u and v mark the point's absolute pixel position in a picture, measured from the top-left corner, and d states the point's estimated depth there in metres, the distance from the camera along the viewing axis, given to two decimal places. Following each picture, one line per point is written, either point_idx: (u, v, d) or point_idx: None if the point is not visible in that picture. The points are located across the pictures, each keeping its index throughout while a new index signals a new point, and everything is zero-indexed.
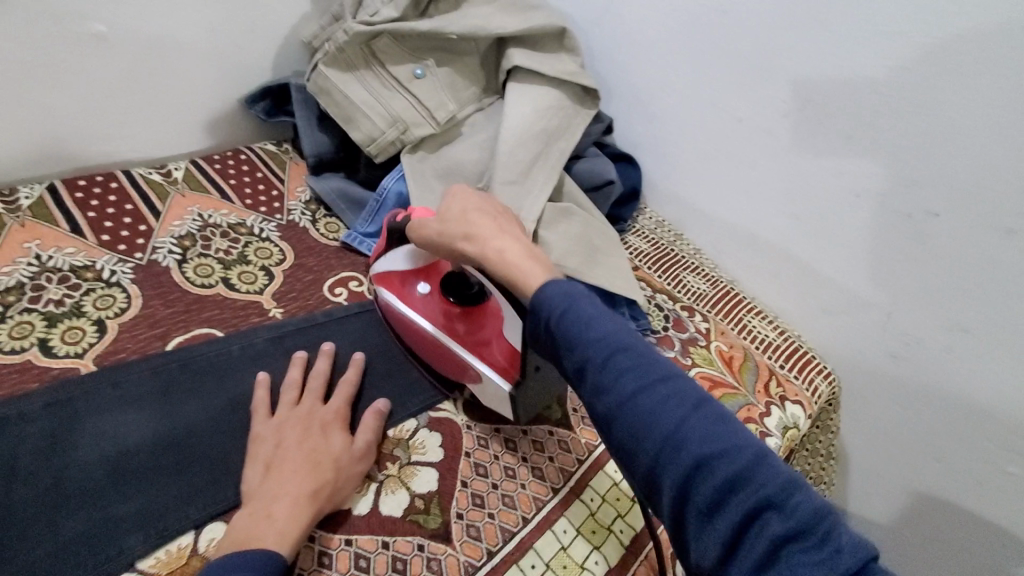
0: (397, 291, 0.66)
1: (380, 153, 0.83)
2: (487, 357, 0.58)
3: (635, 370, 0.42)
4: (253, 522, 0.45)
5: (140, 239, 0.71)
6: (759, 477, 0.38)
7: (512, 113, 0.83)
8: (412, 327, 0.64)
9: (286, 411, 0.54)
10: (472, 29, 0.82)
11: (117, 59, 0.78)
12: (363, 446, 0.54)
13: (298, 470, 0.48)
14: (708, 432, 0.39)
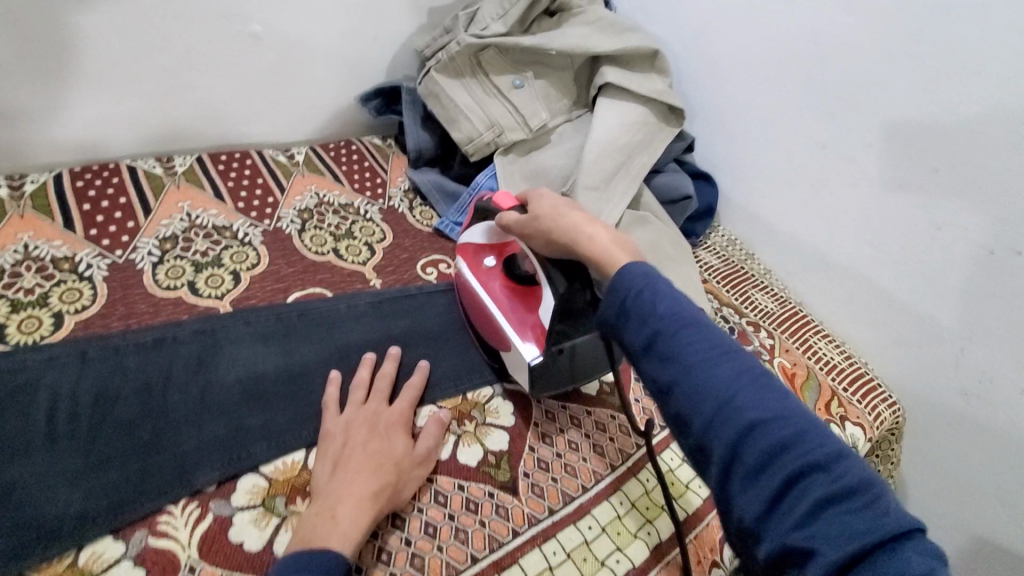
0: (469, 262, 0.71)
1: (475, 152, 0.91)
2: (527, 328, 0.63)
3: (700, 353, 0.42)
4: (322, 522, 0.47)
5: (269, 208, 0.82)
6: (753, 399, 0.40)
7: (601, 126, 0.89)
8: (475, 303, 0.69)
9: (356, 410, 0.57)
10: (572, 46, 0.89)
11: (264, 55, 0.90)
12: (426, 451, 0.56)
13: (362, 470, 0.51)
14: (727, 366, 0.41)
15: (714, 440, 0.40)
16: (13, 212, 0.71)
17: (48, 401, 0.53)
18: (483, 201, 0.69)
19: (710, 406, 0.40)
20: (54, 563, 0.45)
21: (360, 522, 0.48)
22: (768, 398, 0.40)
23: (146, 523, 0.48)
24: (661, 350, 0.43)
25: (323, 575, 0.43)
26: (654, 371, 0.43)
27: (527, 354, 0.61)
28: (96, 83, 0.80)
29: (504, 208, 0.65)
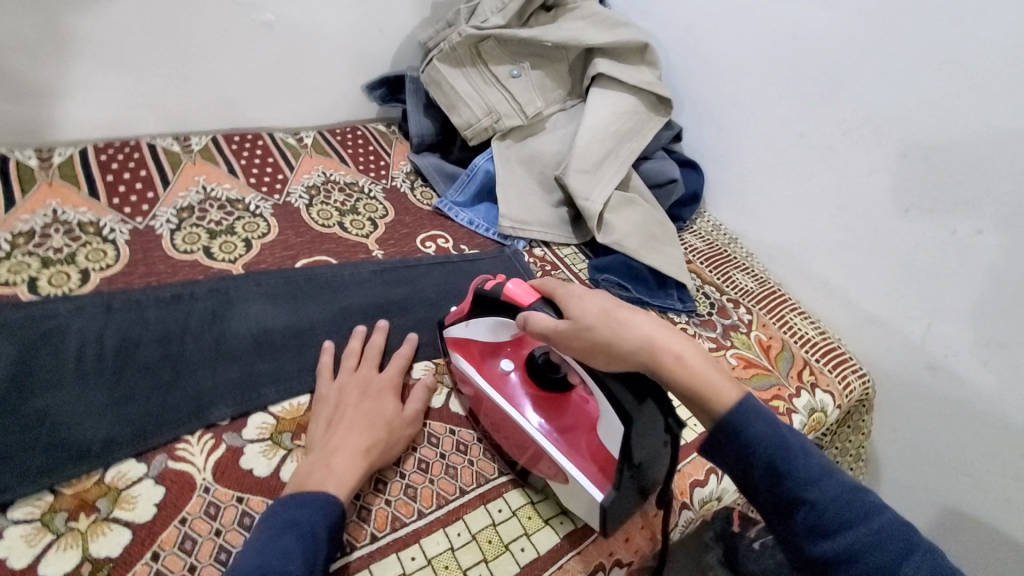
0: (478, 367, 0.62)
1: (474, 137, 0.96)
2: (573, 451, 0.54)
3: (809, 461, 0.44)
4: (317, 470, 0.51)
5: (278, 185, 0.88)
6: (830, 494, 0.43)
7: (593, 113, 0.94)
8: (498, 415, 0.59)
9: (348, 376, 0.60)
10: (566, 38, 0.95)
11: (277, 42, 0.96)
12: (414, 413, 0.59)
13: (355, 428, 0.54)
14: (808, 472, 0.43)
15: (831, 549, 0.42)
16: (41, 180, 0.76)
17: (75, 343, 0.58)
18: (486, 290, 0.60)
19: (829, 523, 0.42)
20: (84, 479, 0.50)
21: (354, 472, 0.51)
22: (848, 494, 0.43)
23: (166, 449, 0.53)
24: (772, 464, 0.44)
25: (318, 515, 0.47)
26: (778, 482, 0.43)
27: (582, 482, 0.52)
28: (119, 65, 0.85)
29: (524, 305, 0.56)
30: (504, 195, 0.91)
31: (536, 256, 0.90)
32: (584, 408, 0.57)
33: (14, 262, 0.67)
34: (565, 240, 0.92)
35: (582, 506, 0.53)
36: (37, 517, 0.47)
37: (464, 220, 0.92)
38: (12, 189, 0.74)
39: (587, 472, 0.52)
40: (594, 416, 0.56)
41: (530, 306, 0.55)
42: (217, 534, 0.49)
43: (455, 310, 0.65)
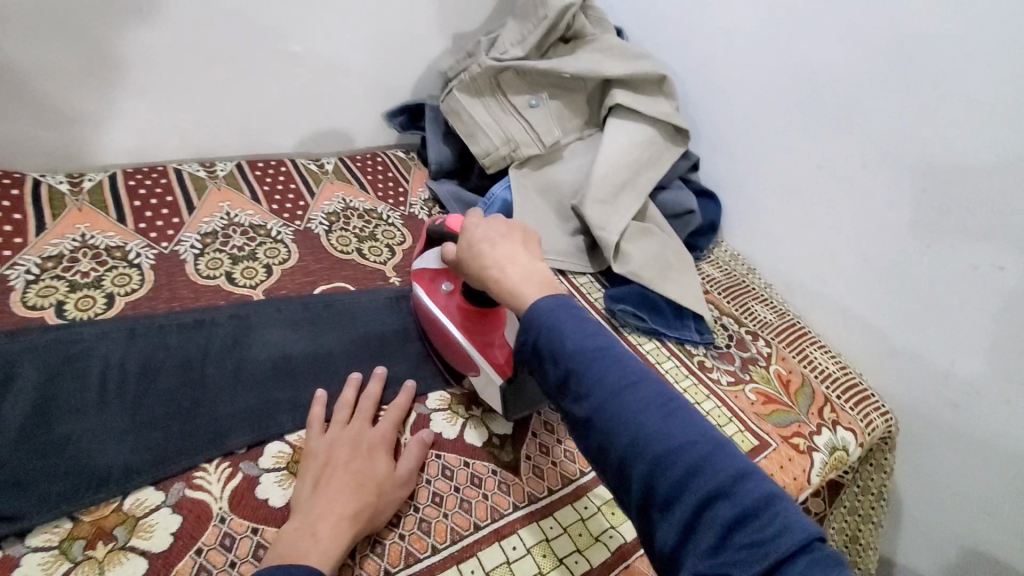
0: (424, 288, 0.71)
1: (492, 165, 0.97)
2: (487, 350, 0.64)
3: (654, 409, 0.45)
4: (300, 538, 0.48)
5: (299, 211, 0.89)
6: (683, 443, 0.43)
7: (610, 143, 0.95)
8: (436, 326, 0.69)
9: (337, 431, 0.58)
10: (584, 70, 0.96)
11: (302, 73, 0.99)
12: (407, 472, 0.57)
13: (342, 491, 0.52)
14: (663, 420, 0.44)
15: (680, 503, 0.41)
16: (72, 205, 0.79)
17: (98, 368, 0.59)
18: (435, 224, 0.70)
19: (678, 473, 0.42)
20: (102, 506, 0.51)
21: (340, 539, 0.49)
22: (702, 442, 0.43)
23: (183, 477, 0.54)
24: (621, 412, 0.44)
25: None
26: (613, 431, 0.44)
27: (490, 372, 0.62)
28: (151, 93, 0.88)
29: (454, 230, 0.66)
30: (521, 223, 0.91)
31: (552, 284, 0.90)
32: (507, 322, 0.66)
33: (42, 285, 0.68)
34: (581, 270, 0.92)
35: (493, 396, 0.64)
36: (56, 545, 0.48)
37: None
38: (45, 214, 0.76)
39: (495, 364, 0.62)
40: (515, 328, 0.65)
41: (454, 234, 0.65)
42: (231, 566, 0.49)
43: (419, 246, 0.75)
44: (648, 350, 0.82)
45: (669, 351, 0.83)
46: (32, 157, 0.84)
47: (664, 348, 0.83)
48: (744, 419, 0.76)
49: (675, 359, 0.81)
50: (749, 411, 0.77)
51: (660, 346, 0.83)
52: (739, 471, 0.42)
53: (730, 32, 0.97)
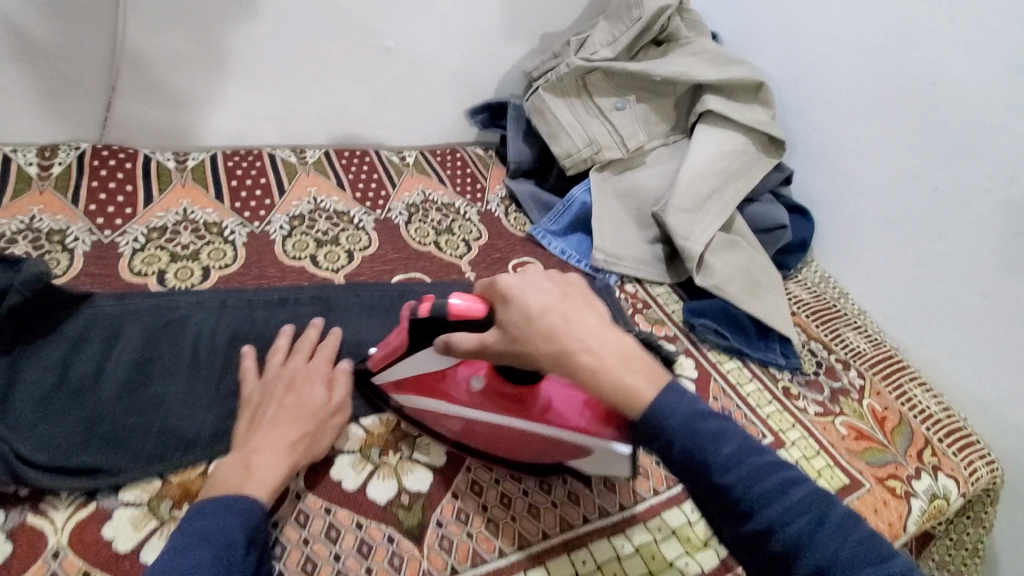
0: (443, 394, 0.56)
1: (573, 167, 0.95)
2: (574, 421, 0.52)
3: (766, 477, 0.41)
4: (235, 472, 0.49)
5: (381, 201, 0.91)
6: (766, 479, 0.41)
7: (699, 150, 0.91)
8: (488, 429, 0.55)
9: (274, 372, 0.57)
10: (676, 73, 0.93)
11: (393, 66, 1.01)
12: (341, 401, 0.56)
13: (277, 423, 0.51)
14: (743, 455, 0.42)
15: (776, 534, 0.40)
16: (177, 181, 0.83)
17: (193, 335, 0.62)
18: (422, 319, 0.52)
19: (773, 512, 0.40)
20: (189, 469, 0.53)
21: (276, 470, 0.49)
22: (779, 472, 0.42)
23: None
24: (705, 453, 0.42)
25: (235, 521, 0.44)
26: (696, 471, 0.42)
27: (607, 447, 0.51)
28: (253, 81, 0.92)
29: (470, 318, 0.50)
30: (600, 227, 0.89)
31: (628, 291, 0.86)
32: (557, 381, 0.54)
33: (145, 254, 0.72)
34: (658, 279, 0.88)
35: (607, 463, 0.54)
36: (145, 502, 0.50)
37: (556, 250, 0.90)
38: (153, 188, 0.81)
39: (601, 434, 0.51)
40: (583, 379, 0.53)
41: (482, 319, 0.50)
42: (303, 543, 0.50)
43: (381, 350, 0.57)
44: (729, 370, 0.78)
45: (752, 373, 0.78)
46: (144, 135, 0.90)
47: (746, 369, 0.78)
48: (834, 454, 0.70)
49: (757, 382, 0.77)
50: (840, 446, 0.71)
51: (743, 366, 0.79)
52: (818, 498, 0.41)
53: (838, 39, 0.90)
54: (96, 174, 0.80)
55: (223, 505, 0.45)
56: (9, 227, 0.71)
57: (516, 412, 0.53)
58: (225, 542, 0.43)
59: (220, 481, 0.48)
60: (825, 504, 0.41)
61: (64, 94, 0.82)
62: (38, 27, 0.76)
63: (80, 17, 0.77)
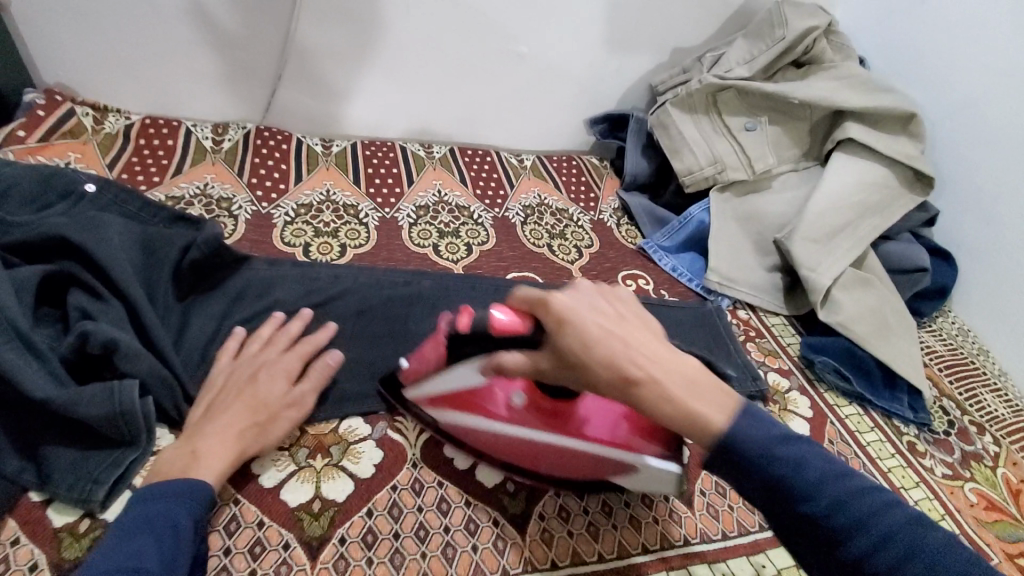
0: (481, 411, 0.55)
1: (692, 185, 0.94)
2: (607, 435, 0.52)
3: (789, 452, 0.41)
4: (181, 457, 0.48)
5: (499, 199, 0.95)
6: (782, 453, 0.41)
7: (834, 180, 0.87)
8: (529, 448, 0.54)
9: (241, 359, 0.57)
10: (818, 98, 0.89)
11: (524, 72, 1.04)
12: (300, 396, 0.56)
13: (232, 412, 0.52)
14: (757, 430, 0.42)
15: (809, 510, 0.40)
16: (323, 164, 0.92)
17: (331, 304, 0.68)
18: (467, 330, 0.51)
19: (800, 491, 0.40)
20: (322, 425, 0.58)
21: (220, 460, 0.49)
22: (805, 450, 0.41)
23: (386, 418, 0.60)
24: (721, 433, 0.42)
25: (180, 508, 0.45)
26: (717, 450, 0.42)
27: (650, 461, 0.51)
28: (396, 78, 0.99)
29: (515, 331, 0.48)
30: (716, 248, 0.87)
31: (740, 317, 0.84)
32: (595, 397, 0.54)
33: (294, 227, 0.80)
34: (775, 309, 0.85)
35: (652, 482, 0.53)
36: (287, 447, 0.56)
37: (668, 266, 0.89)
38: (303, 168, 0.90)
39: (636, 445, 0.51)
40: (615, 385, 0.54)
41: (524, 332, 0.47)
42: (418, 511, 0.54)
43: (418, 360, 0.57)
44: (848, 415, 0.73)
45: (874, 422, 0.73)
46: (298, 121, 1.00)
47: (867, 416, 0.73)
48: (960, 521, 0.64)
49: (879, 433, 0.72)
50: (967, 513, 0.65)
51: (864, 414, 0.73)
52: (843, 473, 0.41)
53: (1012, 73, 0.82)
54: (258, 152, 0.89)
55: (169, 491, 0.45)
56: (187, 191, 0.81)
57: (553, 428, 0.53)
58: (169, 533, 0.43)
59: (166, 465, 0.48)
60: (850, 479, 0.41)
61: (239, 79, 0.93)
62: (227, 20, 0.87)
63: (263, 13, 0.87)
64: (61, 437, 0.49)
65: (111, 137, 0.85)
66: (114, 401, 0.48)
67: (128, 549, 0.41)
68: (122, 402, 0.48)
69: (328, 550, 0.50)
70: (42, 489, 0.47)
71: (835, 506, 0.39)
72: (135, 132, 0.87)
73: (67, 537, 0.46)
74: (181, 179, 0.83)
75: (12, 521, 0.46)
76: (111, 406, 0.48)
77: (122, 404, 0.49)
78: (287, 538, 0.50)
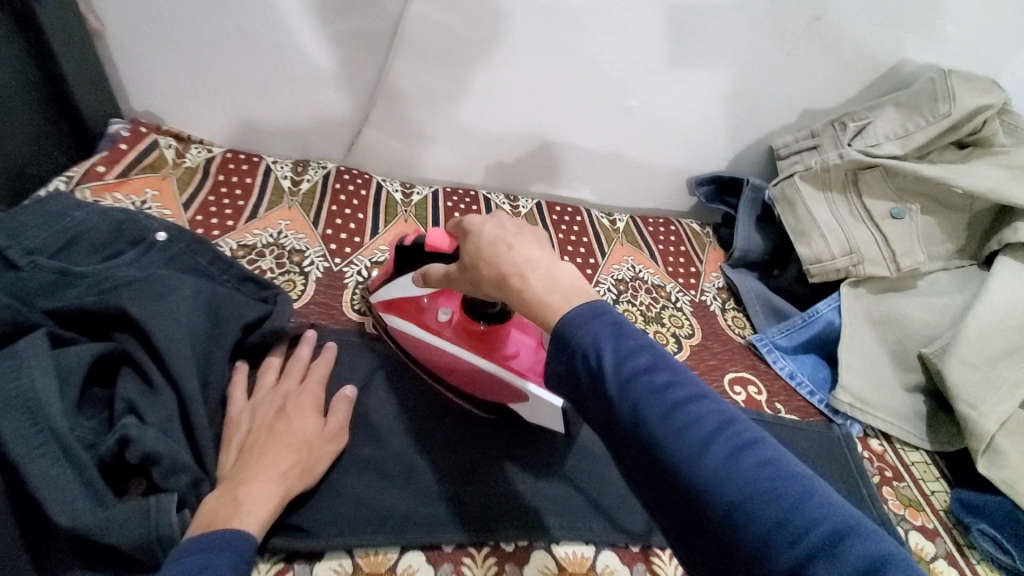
0: (412, 315, 0.63)
1: (818, 275, 0.80)
2: (526, 365, 0.60)
3: (741, 467, 0.32)
4: (223, 505, 0.43)
5: (589, 269, 0.85)
6: (736, 467, 0.32)
7: (1003, 292, 0.72)
8: (425, 350, 0.61)
9: (264, 395, 0.54)
10: (989, 190, 0.74)
11: (627, 126, 0.94)
12: (336, 428, 0.54)
13: (274, 449, 0.48)
14: (709, 439, 0.33)
15: (771, 552, 0.30)
16: (401, 215, 0.85)
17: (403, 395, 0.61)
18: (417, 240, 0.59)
19: (757, 528, 0.31)
20: (379, 559, 0.50)
21: (267, 502, 0.45)
22: (766, 462, 0.32)
23: (452, 558, 0.51)
24: (660, 443, 0.34)
25: (223, 556, 0.39)
26: (662, 471, 0.34)
27: (536, 394, 0.55)
28: (488, 123, 0.91)
29: (443, 248, 0.54)
30: (848, 362, 0.72)
31: (872, 450, 0.69)
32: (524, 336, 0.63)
33: (366, 289, 0.73)
34: (914, 442, 0.71)
35: (540, 416, 0.57)
36: None
37: (784, 371, 0.75)
38: (380, 219, 0.83)
39: (532, 378, 0.57)
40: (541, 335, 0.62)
41: (448, 247, 0.53)
42: None
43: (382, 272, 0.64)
44: None
45: None
46: (379, 162, 0.94)
47: None
48: None
49: None
50: None
51: None
52: (818, 496, 0.31)
53: None
54: (336, 199, 0.83)
55: (215, 542, 0.39)
56: (260, 240, 0.75)
57: (476, 349, 0.60)
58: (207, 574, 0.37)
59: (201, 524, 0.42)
60: (828, 503, 0.31)
61: (325, 115, 0.88)
62: (320, 55, 0.81)
63: (359, 52, 0.81)
64: (87, 562, 0.41)
65: (191, 171, 0.81)
66: (149, 527, 0.41)
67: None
68: (158, 527, 0.41)
69: None
70: None
71: (761, 509, 0.31)
72: (215, 166, 0.82)
73: None
74: (254, 224, 0.77)
75: None
76: (144, 532, 0.41)
77: (158, 529, 0.41)
78: None
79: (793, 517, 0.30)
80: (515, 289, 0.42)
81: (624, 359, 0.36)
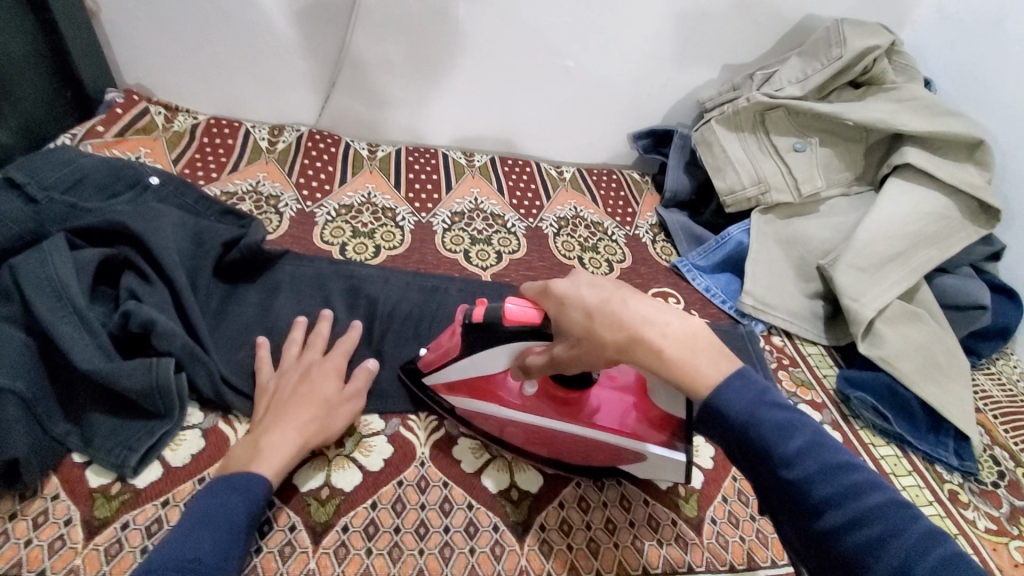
0: (496, 396, 0.58)
1: (733, 205, 0.91)
2: (618, 424, 0.56)
3: (845, 489, 0.37)
4: (246, 451, 0.51)
5: (534, 209, 0.96)
6: (847, 490, 0.37)
7: (888, 204, 0.82)
8: (506, 426, 0.58)
9: (289, 364, 0.59)
10: (872, 120, 0.85)
11: (570, 85, 1.05)
12: (356, 392, 0.59)
13: (299, 407, 0.54)
14: (820, 468, 0.38)
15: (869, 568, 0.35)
16: (366, 168, 0.95)
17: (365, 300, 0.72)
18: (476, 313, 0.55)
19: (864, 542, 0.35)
20: None
21: (288, 448, 0.52)
22: (861, 489, 0.37)
23: (399, 416, 0.62)
24: (785, 484, 0.38)
25: (240, 500, 0.47)
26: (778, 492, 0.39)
27: (659, 451, 0.54)
28: (444, 87, 1.02)
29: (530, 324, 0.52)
30: (755, 273, 0.84)
31: (774, 344, 0.81)
32: (608, 386, 0.58)
33: (333, 226, 0.84)
34: (813, 338, 0.82)
35: (661, 468, 0.56)
36: None
37: (701, 286, 0.87)
38: (347, 170, 0.94)
39: (644, 436, 0.55)
40: (633, 383, 0.58)
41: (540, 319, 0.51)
42: (420, 509, 0.55)
43: (434, 350, 0.60)
44: (884, 456, 0.69)
45: (913, 466, 0.68)
46: (348, 126, 1.05)
47: (906, 460, 0.69)
48: None
49: (918, 477, 0.67)
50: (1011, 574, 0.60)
51: (902, 457, 0.69)
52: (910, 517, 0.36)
53: None
54: (308, 154, 0.94)
55: (233, 485, 0.47)
56: (240, 188, 0.87)
57: (567, 416, 0.56)
58: (231, 522, 0.45)
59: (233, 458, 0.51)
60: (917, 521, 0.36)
61: (299, 85, 0.99)
62: (288, 27, 0.92)
63: (324, 24, 0.92)
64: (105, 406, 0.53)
65: (179, 134, 0.92)
66: (151, 375, 0.52)
67: (193, 537, 0.43)
68: (158, 378, 0.52)
69: (330, 536, 0.51)
70: (83, 450, 0.51)
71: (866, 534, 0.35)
72: (200, 130, 0.93)
73: (99, 497, 0.49)
74: (235, 176, 0.89)
75: (54, 479, 0.50)
76: (148, 379, 0.52)
77: (157, 378, 0.52)
78: (293, 521, 0.52)
79: (919, 544, 0.34)
80: (630, 329, 0.44)
81: (757, 408, 0.40)
